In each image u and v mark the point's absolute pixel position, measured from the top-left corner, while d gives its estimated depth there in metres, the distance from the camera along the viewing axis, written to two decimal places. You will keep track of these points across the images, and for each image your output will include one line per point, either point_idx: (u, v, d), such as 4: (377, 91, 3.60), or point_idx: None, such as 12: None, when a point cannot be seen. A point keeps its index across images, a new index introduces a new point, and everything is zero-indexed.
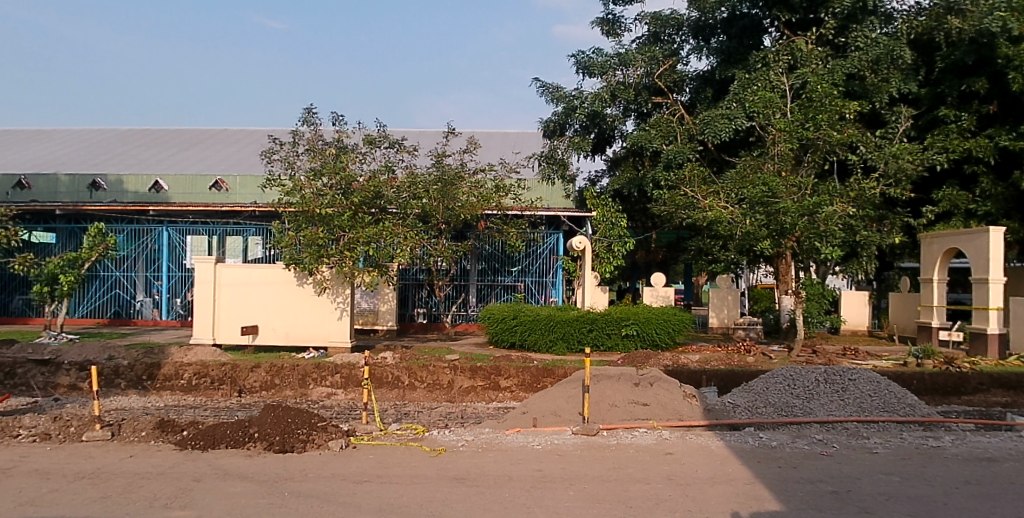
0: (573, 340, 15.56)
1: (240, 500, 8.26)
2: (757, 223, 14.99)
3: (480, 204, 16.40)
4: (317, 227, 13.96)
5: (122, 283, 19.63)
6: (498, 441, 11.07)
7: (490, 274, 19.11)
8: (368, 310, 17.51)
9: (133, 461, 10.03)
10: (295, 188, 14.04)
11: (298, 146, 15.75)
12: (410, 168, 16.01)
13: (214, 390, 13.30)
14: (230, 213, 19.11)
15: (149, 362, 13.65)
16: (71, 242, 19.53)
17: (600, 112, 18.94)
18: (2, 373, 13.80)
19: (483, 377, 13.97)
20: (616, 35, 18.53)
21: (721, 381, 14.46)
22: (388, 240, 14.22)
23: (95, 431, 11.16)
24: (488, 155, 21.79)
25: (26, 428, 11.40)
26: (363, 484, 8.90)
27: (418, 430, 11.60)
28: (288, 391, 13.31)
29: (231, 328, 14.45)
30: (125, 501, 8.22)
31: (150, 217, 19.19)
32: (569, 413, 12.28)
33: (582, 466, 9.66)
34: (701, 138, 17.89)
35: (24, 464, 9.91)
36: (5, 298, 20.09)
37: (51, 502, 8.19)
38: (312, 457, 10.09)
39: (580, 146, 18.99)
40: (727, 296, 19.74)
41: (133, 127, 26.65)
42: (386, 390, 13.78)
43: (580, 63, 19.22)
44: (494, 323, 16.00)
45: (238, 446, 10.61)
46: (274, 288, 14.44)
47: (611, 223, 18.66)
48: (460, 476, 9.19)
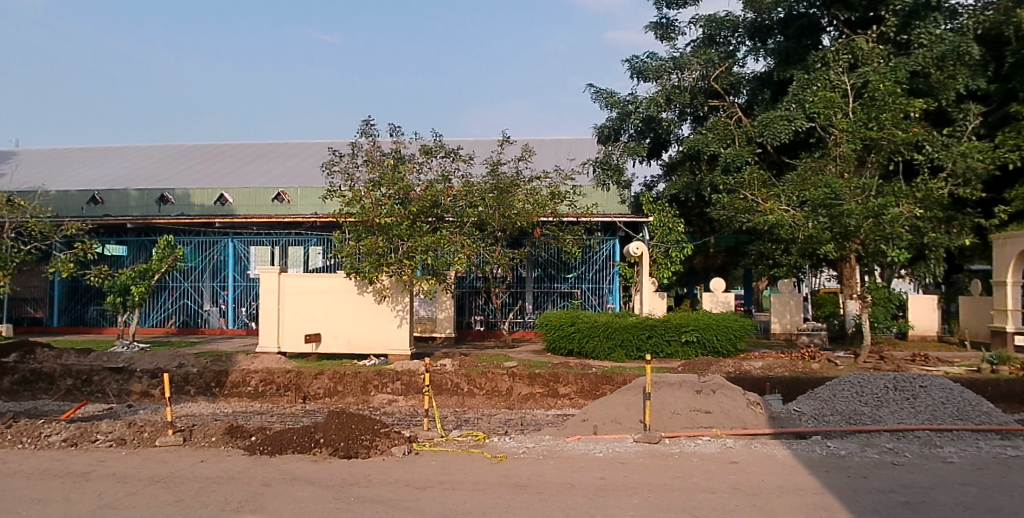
0: (632, 347, 15.40)
1: (309, 504, 8.41)
2: (820, 227, 14.63)
3: (536, 211, 16.43)
4: (376, 236, 14.14)
5: (190, 293, 20.29)
6: (559, 448, 11.03)
7: (546, 281, 19.13)
8: (426, 318, 17.69)
9: (204, 466, 10.32)
10: (355, 198, 14.27)
11: (357, 157, 15.96)
12: (466, 177, 16.13)
13: (279, 397, 13.58)
14: (291, 224, 19.58)
15: (217, 370, 14.05)
16: (142, 255, 20.30)
17: (655, 116, 18.74)
18: (80, 380, 14.34)
19: (542, 384, 13.94)
20: (670, 39, 18.39)
21: (785, 388, 14.14)
22: (446, 248, 14.41)
23: (168, 436, 11.53)
24: (543, 162, 21.85)
25: (103, 433, 11.83)
26: (427, 490, 8.96)
27: (478, 437, 11.63)
28: (350, 398, 13.49)
29: (295, 336, 14.76)
30: (199, 505, 8.44)
31: (216, 229, 19.78)
32: (630, 420, 12.15)
33: (645, 474, 9.53)
34: (759, 140, 17.53)
35: (102, 468, 10.28)
36: (81, 308, 20.97)
37: (129, 505, 8.47)
38: (376, 463, 10.21)
39: (635, 152, 18.83)
40: (789, 301, 19.32)
41: (195, 144, 27.46)
42: (446, 396, 13.84)
43: (634, 68, 19.11)
44: (552, 330, 15.98)
45: (305, 452, 10.83)
46: (336, 296, 14.68)
47: (668, 228, 18.52)
48: (523, 483, 9.18)
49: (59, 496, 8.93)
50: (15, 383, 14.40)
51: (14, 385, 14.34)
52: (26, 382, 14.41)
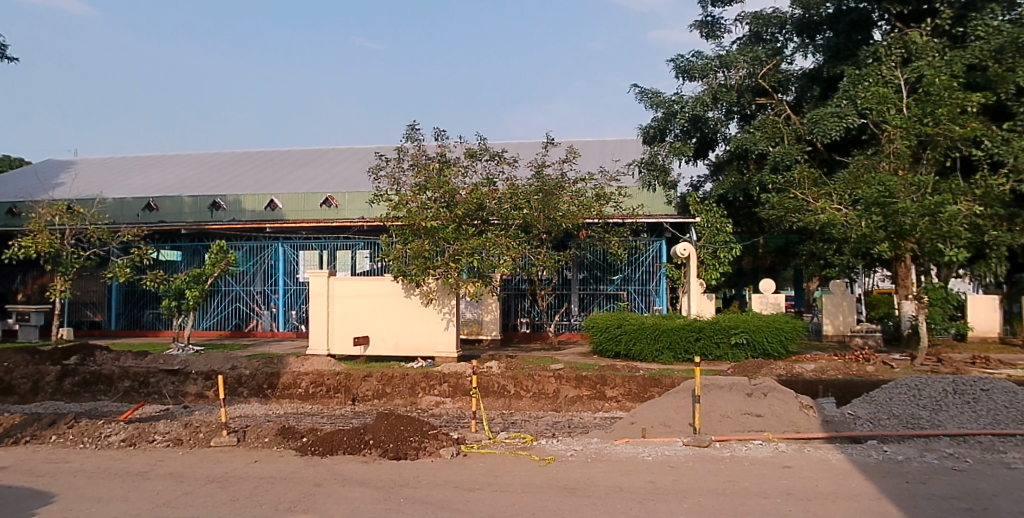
0: (680, 349, 15.21)
1: (360, 505, 8.49)
2: (873, 226, 14.26)
3: (581, 213, 16.38)
4: (422, 239, 14.27)
5: (242, 297, 20.73)
6: (607, 451, 10.93)
7: (592, 283, 19.03)
8: (473, 320, 17.70)
9: (257, 466, 10.50)
10: (401, 202, 14.35)
11: (403, 162, 16.06)
12: (511, 180, 16.12)
13: (329, 399, 13.75)
14: (340, 229, 19.87)
15: (269, 372, 14.31)
16: (196, 260, 20.80)
17: (702, 116, 18.49)
18: (138, 382, 14.74)
19: (589, 387, 13.85)
20: (715, 37, 18.16)
21: (839, 391, 13.80)
22: (491, 251, 14.43)
23: (223, 437, 11.77)
24: (588, 163, 21.79)
25: (160, 434, 12.15)
26: (475, 492, 8.97)
27: (526, 439, 11.61)
28: (398, 400, 13.59)
29: (344, 338, 14.95)
30: (253, 504, 8.60)
31: (266, 234, 20.18)
32: (680, 424, 11.96)
33: (696, 479, 9.38)
34: (809, 138, 17.20)
35: (160, 467, 10.55)
36: (138, 312, 21.58)
37: (186, 504, 8.65)
38: (424, 464, 10.27)
39: (681, 152, 18.57)
40: (842, 302, 18.91)
41: (245, 151, 28.06)
42: (493, 399, 13.85)
43: (679, 68, 18.92)
44: (599, 332, 15.87)
45: (355, 453, 10.96)
46: (383, 299, 14.84)
47: (715, 229, 18.31)
48: (571, 486, 9.12)
49: (119, 495, 9.17)
50: (75, 384, 14.80)
51: (74, 386, 14.75)
52: (86, 384, 14.82)
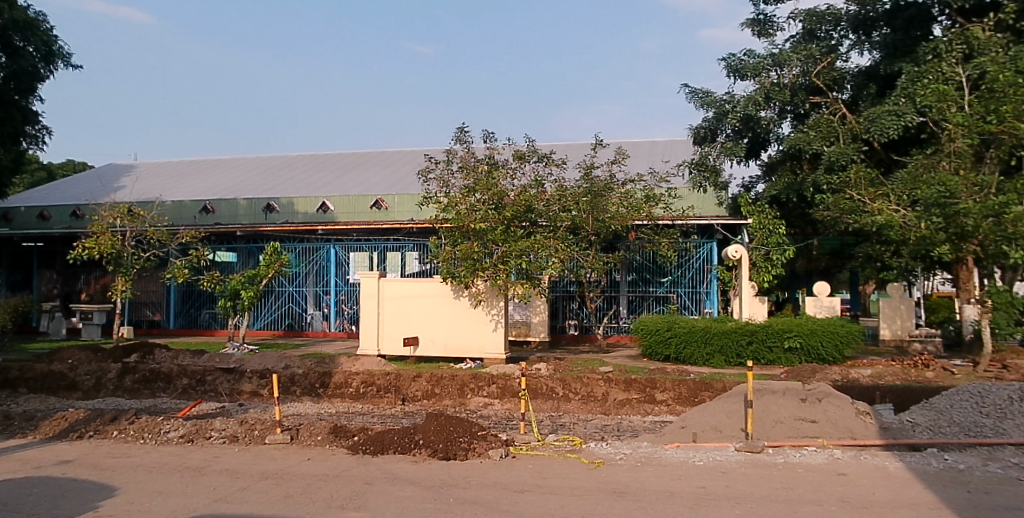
0: (732, 354, 14.97)
1: (410, 504, 8.57)
2: (933, 227, 13.83)
3: (630, 215, 16.28)
4: (471, 241, 14.34)
5: (294, 297, 21.13)
6: (657, 456, 10.81)
7: (641, 286, 18.93)
8: (521, 322, 17.75)
9: (310, 464, 10.68)
10: (451, 204, 14.49)
11: (452, 164, 16.09)
12: (559, 181, 16.11)
13: (379, 399, 13.90)
14: (389, 231, 20.11)
15: (321, 371, 14.55)
16: (250, 261, 21.29)
17: (754, 115, 18.15)
18: (195, 380, 15.12)
19: (639, 390, 13.73)
20: (767, 35, 17.84)
21: (897, 397, 13.40)
22: (540, 252, 14.38)
23: (276, 435, 12.01)
24: (637, 164, 21.64)
25: (217, 430, 12.45)
26: (524, 494, 8.96)
27: (575, 442, 11.57)
28: (447, 401, 13.66)
29: (394, 339, 15.14)
30: (306, 501, 8.75)
31: (318, 236, 20.55)
32: (731, 429, 11.75)
33: (748, 485, 9.22)
34: (866, 137, 16.77)
35: (217, 464, 10.81)
36: (195, 312, 22.15)
37: (241, 500, 8.85)
38: (473, 466, 10.30)
39: (733, 152, 18.28)
40: (900, 306, 18.40)
41: (297, 154, 28.60)
42: (542, 401, 13.82)
43: (730, 67, 18.67)
44: (648, 335, 15.72)
45: (405, 452, 11.07)
46: (433, 300, 14.96)
47: (769, 231, 18.05)
48: (621, 490, 9.04)
49: (178, 490, 9.42)
50: (136, 381, 15.27)
51: (134, 383, 15.21)
52: (146, 381, 15.27)
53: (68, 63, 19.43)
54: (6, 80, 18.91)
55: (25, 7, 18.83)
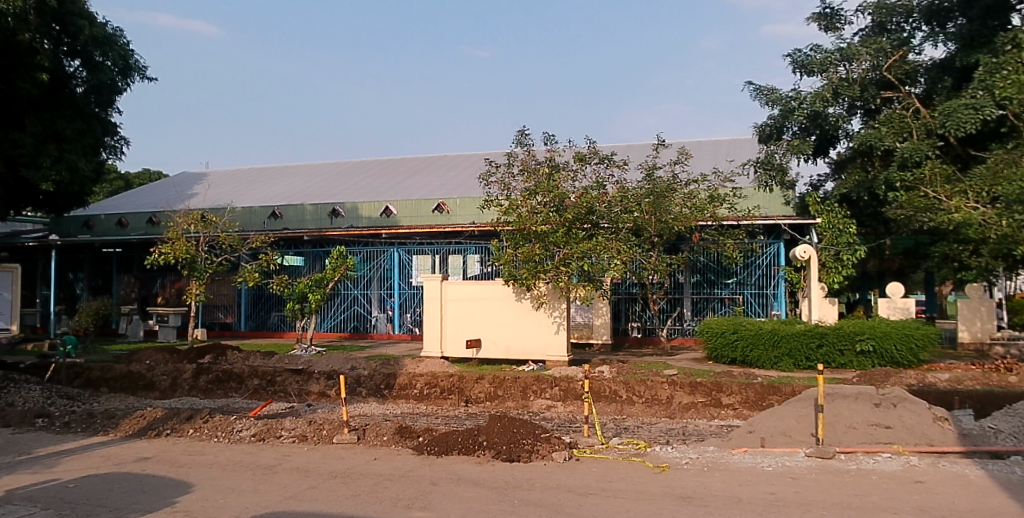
0: (801, 356, 14.60)
1: (474, 505, 8.63)
2: (1017, 225, 13.23)
3: (694, 215, 16.09)
4: (533, 243, 14.37)
5: (359, 300, 21.56)
6: (724, 460, 10.62)
7: (705, 288, 18.68)
8: (583, 324, 17.69)
9: (376, 463, 10.86)
10: (511, 207, 14.53)
11: (513, 167, 16.02)
12: (620, 183, 16.04)
13: (443, 400, 14.05)
14: (451, 234, 20.31)
15: (386, 372, 14.81)
16: (316, 265, 21.82)
17: (822, 112, 17.66)
18: (266, 381, 15.56)
19: (704, 393, 13.53)
20: (835, 29, 17.37)
21: (977, 403, 12.82)
22: (601, 254, 14.26)
23: (344, 435, 12.25)
24: (700, 164, 21.34)
25: (287, 430, 12.79)
26: (589, 497, 8.92)
27: (639, 445, 11.45)
28: (510, 403, 13.70)
29: (457, 341, 15.30)
30: (373, 500, 8.90)
31: (382, 240, 20.99)
32: (801, 434, 11.44)
33: (819, 491, 8.97)
34: (941, 132, 16.13)
35: (287, 462, 11.09)
36: (264, 314, 22.82)
37: (310, 498, 9.06)
38: (537, 468, 10.31)
39: (800, 149, 17.77)
40: (979, 307, 17.65)
41: (359, 161, 29.18)
42: (605, 404, 13.75)
43: (796, 62, 18.21)
44: (713, 338, 15.48)
45: (469, 453, 11.16)
46: (495, 302, 15.05)
47: (838, 230, 17.55)
48: (687, 495, 8.92)
49: (250, 487, 9.70)
50: (209, 382, 15.80)
51: (208, 383, 15.75)
52: (219, 381, 15.79)
53: (144, 75, 20.24)
54: (86, 94, 19.79)
55: (103, 23, 19.69)
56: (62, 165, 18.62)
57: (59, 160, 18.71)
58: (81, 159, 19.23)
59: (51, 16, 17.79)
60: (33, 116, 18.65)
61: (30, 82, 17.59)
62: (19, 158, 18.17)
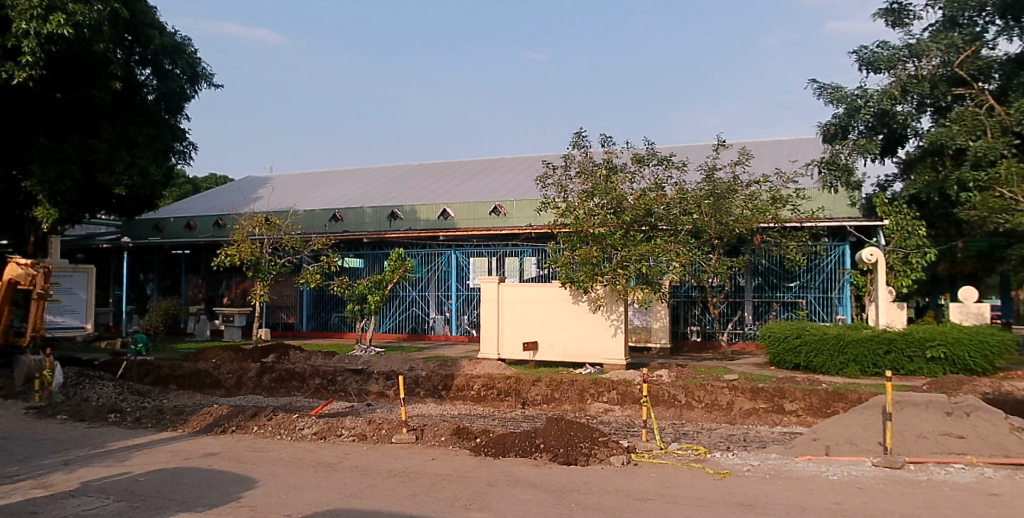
0: (868, 362, 14.19)
1: (532, 507, 8.64)
2: None
3: (755, 217, 15.88)
4: (590, 246, 14.28)
5: (417, 302, 21.87)
6: (787, 468, 10.38)
7: (767, 291, 18.46)
8: (641, 327, 17.57)
9: (435, 464, 10.96)
10: (569, 209, 14.48)
11: (570, 170, 16.01)
12: (680, 184, 15.87)
13: (500, 402, 14.11)
14: (508, 236, 20.41)
15: (443, 374, 14.96)
16: (375, 267, 22.22)
17: (890, 110, 17.14)
18: (327, 380, 15.88)
19: (766, 399, 13.28)
20: (902, 25, 16.85)
21: None
22: (660, 256, 14.09)
23: (402, 434, 12.41)
24: (762, 165, 20.97)
25: (347, 428, 13.02)
26: (647, 502, 8.83)
27: (699, 451, 11.28)
28: (567, 405, 13.67)
29: (514, 343, 15.41)
30: (432, 500, 8.99)
31: (440, 242, 21.21)
32: (868, 442, 11.08)
33: (887, 502, 8.69)
34: (1017, 130, 15.44)
35: (347, 460, 11.30)
36: (324, 315, 23.31)
37: (370, 496, 9.21)
38: (595, 471, 10.26)
39: (867, 149, 17.21)
40: None
41: (417, 164, 29.56)
42: (664, 408, 13.60)
43: (862, 59, 17.70)
44: (775, 343, 15.17)
45: (526, 455, 11.17)
46: (553, 305, 15.08)
47: (907, 232, 16.96)
48: (748, 503, 8.75)
49: (312, 484, 9.92)
50: (273, 380, 16.22)
51: (271, 382, 16.16)
52: (282, 380, 16.20)
53: (210, 82, 20.98)
54: (157, 102, 20.68)
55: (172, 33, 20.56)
56: (133, 170, 19.21)
57: (132, 165, 19.31)
58: (152, 164, 19.86)
59: (125, 26, 18.78)
60: (107, 123, 19.44)
61: (104, 91, 18.35)
62: (95, 163, 18.77)
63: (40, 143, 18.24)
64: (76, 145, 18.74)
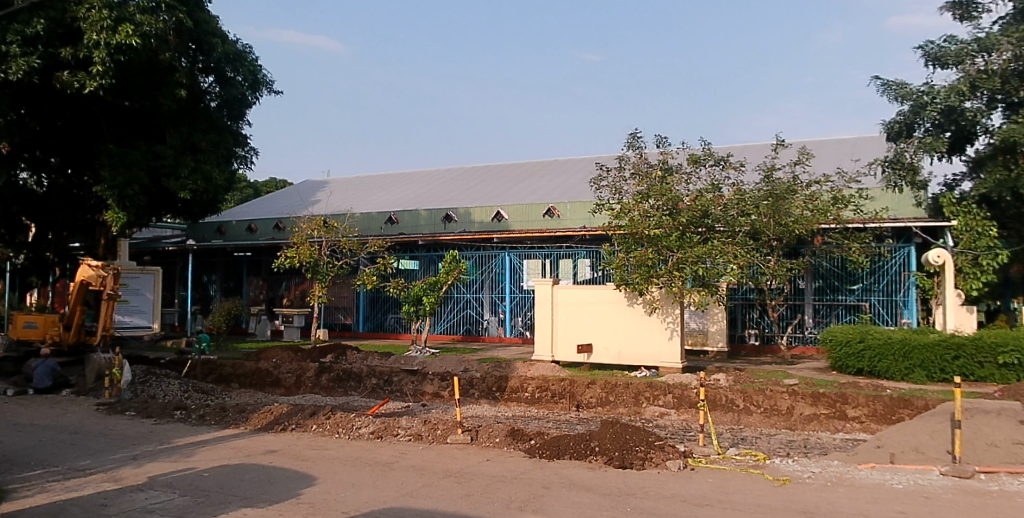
0: (935, 368, 13.74)
1: (587, 510, 8.62)
2: None
3: (815, 218, 15.62)
4: (645, 248, 14.17)
5: (471, 304, 22.08)
6: (849, 476, 10.12)
7: (829, 293, 18.14)
8: (697, 330, 17.37)
9: (490, 465, 11.03)
10: (624, 211, 14.43)
11: (625, 171, 15.93)
12: (737, 185, 15.66)
13: (554, 404, 14.10)
14: (562, 238, 20.39)
15: (497, 375, 15.05)
16: (430, 269, 22.51)
17: (958, 107, 16.55)
18: (383, 380, 16.13)
19: (827, 405, 12.97)
20: (971, 18, 16.26)
21: None
22: (717, 258, 13.88)
23: (457, 435, 12.53)
24: (823, 164, 20.52)
25: (403, 428, 13.21)
26: (704, 507, 8.72)
27: (758, 457, 11.08)
28: (622, 408, 13.61)
29: (568, 345, 15.41)
30: (487, 501, 9.06)
31: (493, 244, 21.34)
32: (936, 451, 10.68)
33: (956, 512, 8.38)
34: None
35: (404, 460, 11.46)
36: (380, 316, 23.69)
37: (426, 496, 9.33)
38: (651, 476, 10.18)
39: (934, 147, 16.63)
40: None
41: (471, 167, 29.77)
42: (721, 413, 13.44)
43: (928, 55, 17.18)
44: (838, 347, 14.83)
45: (581, 458, 11.15)
46: (608, 307, 15.04)
47: (977, 233, 16.34)
48: (809, 510, 8.56)
49: (369, 482, 10.09)
50: (331, 380, 16.56)
51: (329, 382, 16.50)
52: (339, 380, 16.52)
53: (270, 88, 21.55)
54: (220, 108, 21.34)
55: (234, 41, 21.20)
56: (198, 175, 19.80)
57: (196, 170, 19.92)
58: (215, 169, 20.46)
59: (189, 36, 19.46)
60: (173, 129, 20.11)
61: (170, 98, 18.96)
62: (161, 168, 19.47)
63: (110, 149, 18.98)
64: (143, 151, 19.42)
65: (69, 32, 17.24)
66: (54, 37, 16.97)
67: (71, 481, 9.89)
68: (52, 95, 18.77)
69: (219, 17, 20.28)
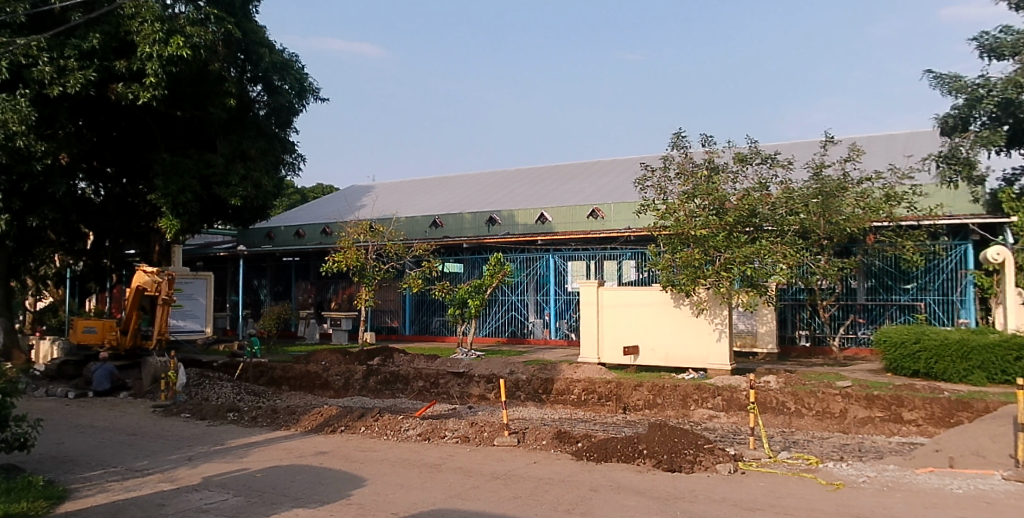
0: (996, 370, 13.31)
1: (635, 513, 8.58)
2: None
3: (867, 216, 15.30)
4: (691, 248, 14.03)
5: (517, 306, 22.17)
6: (907, 480, 9.86)
7: (882, 293, 17.79)
8: (746, 332, 17.13)
9: (537, 467, 11.06)
10: (669, 211, 14.34)
11: (670, 171, 15.78)
12: (785, 183, 15.43)
13: (601, 406, 14.06)
14: (606, 239, 20.30)
15: (543, 377, 15.08)
16: (474, 271, 22.64)
17: (1016, 99, 15.95)
18: (430, 382, 16.29)
19: (882, 408, 12.67)
20: None
21: None
22: (766, 258, 13.65)
23: (505, 437, 12.60)
24: (874, 161, 20.05)
25: (450, 430, 13.32)
26: (755, 511, 8.61)
27: (810, 461, 10.88)
28: (670, 411, 13.51)
29: (614, 348, 15.36)
30: (535, 503, 9.09)
31: (537, 246, 21.36)
32: (998, 455, 10.32)
33: None
34: None
35: (451, 462, 11.56)
36: (425, 319, 23.92)
37: (474, 497, 9.41)
38: (700, 479, 10.09)
39: (990, 141, 16.10)
40: None
41: (513, 170, 29.82)
42: (771, 415, 13.26)
43: (983, 46, 16.65)
44: (892, 348, 14.49)
45: (629, 461, 11.11)
46: (653, 309, 14.97)
47: None
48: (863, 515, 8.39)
49: (418, 484, 10.22)
50: (378, 382, 16.79)
51: (377, 384, 16.73)
52: (386, 382, 16.73)
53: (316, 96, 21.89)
54: (268, 116, 21.91)
55: (281, 51, 21.64)
56: (247, 182, 20.28)
57: (245, 178, 20.39)
58: (264, 176, 20.86)
59: (238, 47, 19.97)
60: (223, 138, 20.71)
61: (220, 108, 19.50)
62: (212, 176, 19.99)
63: (164, 159, 19.56)
64: (195, 160, 19.99)
65: (124, 45, 17.83)
66: (109, 51, 17.57)
67: (130, 480, 10.24)
68: (108, 106, 19.40)
69: (267, 28, 20.71)
